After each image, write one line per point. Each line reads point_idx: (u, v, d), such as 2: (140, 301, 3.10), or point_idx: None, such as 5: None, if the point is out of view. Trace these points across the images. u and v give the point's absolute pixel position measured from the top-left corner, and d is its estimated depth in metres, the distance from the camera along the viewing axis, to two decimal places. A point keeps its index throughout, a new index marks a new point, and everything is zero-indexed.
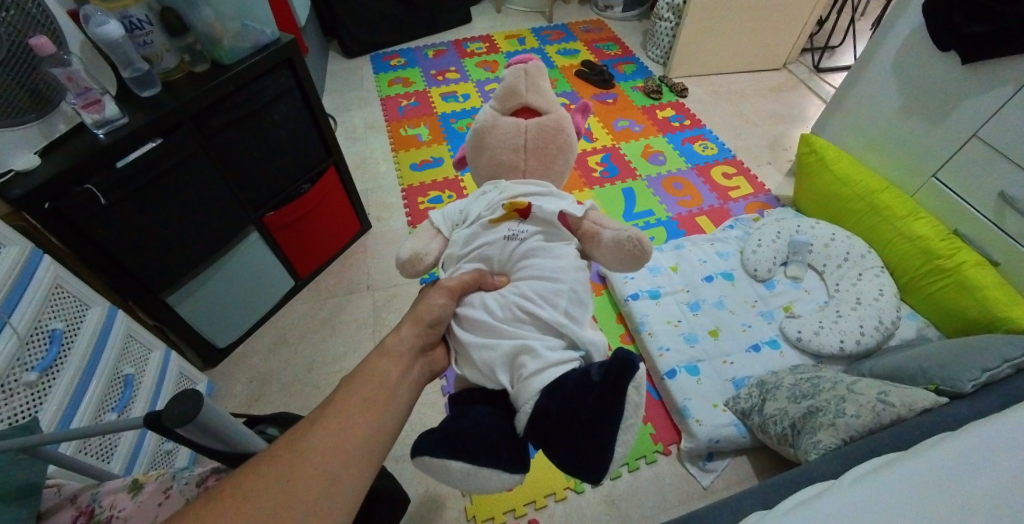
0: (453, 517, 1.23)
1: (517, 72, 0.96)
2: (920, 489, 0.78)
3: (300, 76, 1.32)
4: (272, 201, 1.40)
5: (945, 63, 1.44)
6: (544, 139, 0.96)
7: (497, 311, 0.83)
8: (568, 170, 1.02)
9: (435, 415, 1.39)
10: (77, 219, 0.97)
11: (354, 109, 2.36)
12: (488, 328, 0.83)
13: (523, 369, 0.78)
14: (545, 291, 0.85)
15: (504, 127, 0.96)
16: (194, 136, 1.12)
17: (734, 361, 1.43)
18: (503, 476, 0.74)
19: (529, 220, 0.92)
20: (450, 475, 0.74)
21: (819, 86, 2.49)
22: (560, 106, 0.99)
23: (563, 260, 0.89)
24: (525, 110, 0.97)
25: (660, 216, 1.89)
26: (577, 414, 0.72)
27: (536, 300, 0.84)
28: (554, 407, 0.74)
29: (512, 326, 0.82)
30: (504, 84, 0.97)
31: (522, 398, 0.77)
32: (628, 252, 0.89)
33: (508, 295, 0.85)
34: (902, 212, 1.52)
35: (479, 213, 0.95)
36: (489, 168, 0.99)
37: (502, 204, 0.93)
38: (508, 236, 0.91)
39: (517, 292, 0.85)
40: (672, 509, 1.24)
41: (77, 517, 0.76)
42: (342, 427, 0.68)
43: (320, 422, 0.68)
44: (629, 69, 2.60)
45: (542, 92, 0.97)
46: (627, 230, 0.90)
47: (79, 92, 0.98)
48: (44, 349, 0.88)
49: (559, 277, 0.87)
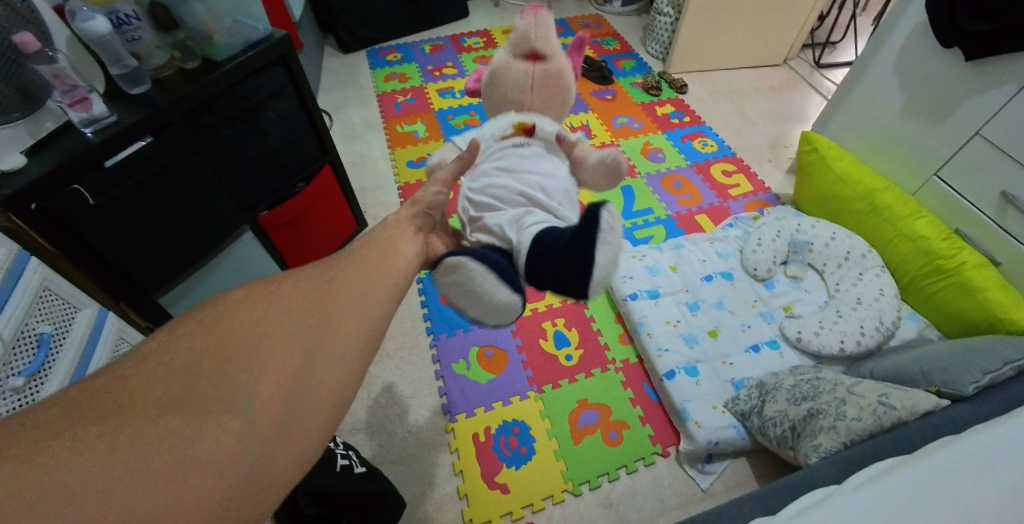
0: (450, 519, 1.22)
1: (528, 22, 1.03)
2: (925, 499, 0.77)
3: (293, 73, 1.30)
4: (267, 201, 1.38)
5: (948, 59, 1.42)
6: (548, 81, 1.02)
7: (502, 193, 0.92)
8: (566, 111, 1.10)
9: (433, 416, 1.38)
10: (66, 221, 0.95)
11: (350, 105, 2.33)
12: (495, 205, 0.93)
13: (521, 226, 0.87)
14: (541, 181, 0.94)
15: (515, 69, 1.02)
16: (185, 136, 1.10)
17: (734, 362, 1.42)
18: (503, 299, 0.79)
19: (534, 138, 1.00)
20: (457, 297, 0.80)
21: (820, 83, 2.47)
22: (563, 56, 1.06)
23: (558, 168, 0.99)
24: (533, 55, 1.04)
25: (659, 214, 1.87)
26: (558, 250, 0.79)
27: (534, 187, 0.93)
28: (542, 247, 0.81)
29: (514, 204, 0.92)
30: (517, 32, 1.04)
31: (519, 245, 0.85)
32: (610, 171, 0.98)
33: (511, 181, 0.93)
34: (903, 211, 1.51)
35: (492, 132, 1.01)
36: (498, 101, 1.06)
37: (512, 124, 1.01)
38: (515, 147, 0.99)
39: (519, 180, 0.93)
40: (671, 511, 1.23)
41: None
42: (314, 325, 0.59)
43: (261, 319, 0.56)
44: (628, 64, 2.57)
45: (550, 41, 1.04)
46: (606, 152, 0.97)
47: (66, 90, 0.96)
48: (31, 353, 0.86)
49: (554, 176, 0.96)
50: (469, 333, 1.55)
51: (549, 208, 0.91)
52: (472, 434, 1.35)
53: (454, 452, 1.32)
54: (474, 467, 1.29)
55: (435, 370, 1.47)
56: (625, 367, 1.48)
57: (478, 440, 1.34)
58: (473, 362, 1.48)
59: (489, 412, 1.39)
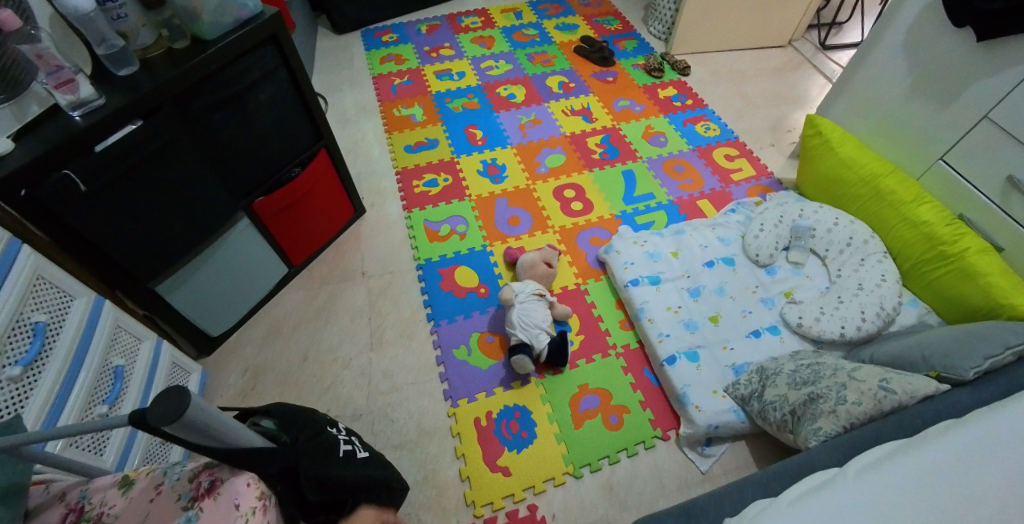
0: (451, 504, 1.22)
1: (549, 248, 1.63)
2: (921, 484, 0.78)
3: (286, 54, 1.26)
4: (261, 187, 1.36)
5: (958, 40, 1.39)
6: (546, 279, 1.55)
7: (530, 319, 1.40)
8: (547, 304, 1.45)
9: (434, 403, 1.38)
10: (54, 208, 0.93)
11: (344, 88, 2.29)
12: (526, 322, 1.40)
13: (541, 337, 1.39)
14: (546, 318, 1.43)
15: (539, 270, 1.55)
16: (175, 120, 1.08)
17: (734, 348, 1.42)
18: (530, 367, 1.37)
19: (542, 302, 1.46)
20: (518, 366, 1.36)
21: (824, 65, 2.43)
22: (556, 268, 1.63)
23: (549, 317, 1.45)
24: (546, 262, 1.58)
25: (660, 199, 1.85)
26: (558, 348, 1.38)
27: (543, 320, 1.42)
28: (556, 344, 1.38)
29: (535, 329, 1.40)
30: (543, 251, 1.58)
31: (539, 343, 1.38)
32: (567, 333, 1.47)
33: (533, 313, 1.42)
34: (906, 197, 1.50)
35: (529, 293, 1.46)
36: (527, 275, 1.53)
37: (538, 293, 1.46)
38: (535, 301, 1.45)
39: (538, 314, 1.42)
40: (670, 494, 1.25)
41: (66, 515, 0.76)
42: None
43: None
44: (630, 45, 2.52)
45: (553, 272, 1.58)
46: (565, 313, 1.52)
47: (50, 71, 0.92)
48: (27, 343, 0.86)
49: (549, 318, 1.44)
50: (469, 320, 1.54)
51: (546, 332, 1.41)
52: (473, 420, 1.35)
53: (456, 436, 1.33)
54: (476, 451, 1.30)
55: (436, 357, 1.47)
56: (626, 352, 1.48)
57: (480, 424, 1.34)
58: (474, 348, 1.48)
59: (490, 397, 1.39)
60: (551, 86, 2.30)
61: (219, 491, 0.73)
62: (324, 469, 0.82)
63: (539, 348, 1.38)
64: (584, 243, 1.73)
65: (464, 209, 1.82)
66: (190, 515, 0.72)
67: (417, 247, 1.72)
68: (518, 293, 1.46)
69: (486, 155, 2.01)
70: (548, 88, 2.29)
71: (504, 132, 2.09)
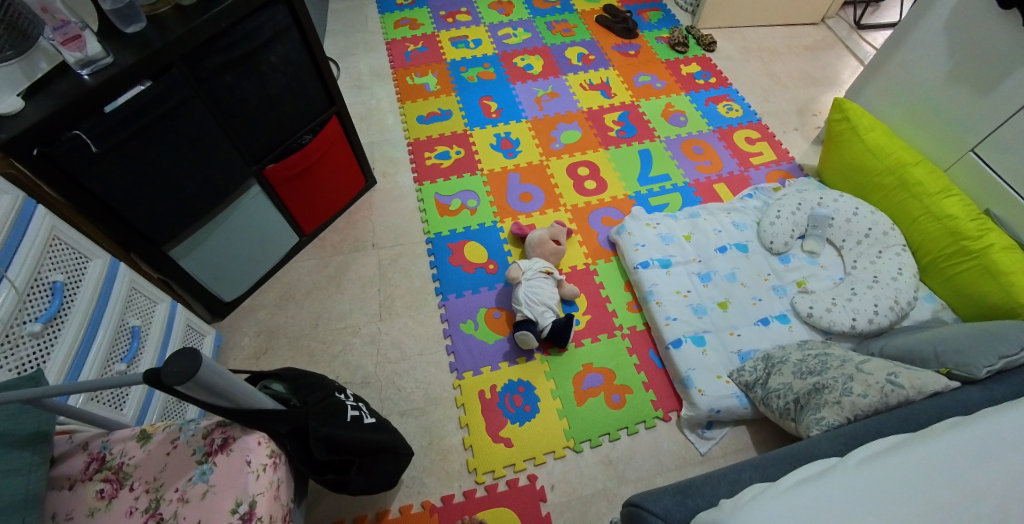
0: (454, 469, 1.26)
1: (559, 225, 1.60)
2: (919, 479, 0.78)
3: (298, 14, 1.23)
4: (272, 153, 1.35)
5: (1004, 22, 1.31)
6: (555, 256, 1.54)
7: (536, 296, 1.41)
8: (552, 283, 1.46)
9: (440, 374, 1.40)
10: (68, 166, 0.94)
11: (358, 53, 2.24)
12: (532, 301, 1.41)
13: (546, 315, 1.41)
14: (551, 296, 1.43)
15: (547, 248, 1.53)
16: (185, 80, 1.07)
17: (741, 333, 1.42)
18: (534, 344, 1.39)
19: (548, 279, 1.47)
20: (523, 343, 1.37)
21: (858, 46, 2.33)
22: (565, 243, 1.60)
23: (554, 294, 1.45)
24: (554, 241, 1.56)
25: (676, 181, 1.82)
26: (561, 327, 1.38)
27: (549, 298, 1.42)
28: (558, 323, 1.39)
29: (541, 307, 1.40)
30: (553, 230, 1.56)
31: (545, 321, 1.40)
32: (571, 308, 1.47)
33: (537, 291, 1.42)
34: (933, 189, 1.45)
35: (536, 271, 1.46)
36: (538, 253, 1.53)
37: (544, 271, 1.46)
38: (543, 278, 1.45)
39: (544, 292, 1.42)
40: (668, 472, 1.27)
41: (89, 463, 0.79)
42: None
43: None
44: (655, 17, 2.43)
45: (561, 250, 1.56)
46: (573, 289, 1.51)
47: (57, 26, 0.91)
48: (46, 301, 0.88)
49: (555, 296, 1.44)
50: (477, 295, 1.55)
51: (551, 310, 1.42)
52: (477, 391, 1.37)
53: (460, 407, 1.35)
54: (479, 421, 1.33)
55: (443, 329, 1.48)
56: (632, 333, 1.48)
57: (484, 397, 1.36)
58: (481, 322, 1.49)
59: (495, 372, 1.41)
60: (570, 58, 2.23)
61: (231, 448, 0.78)
62: (334, 431, 0.86)
63: (543, 326, 1.40)
64: (595, 223, 1.71)
65: (476, 183, 1.80)
66: (204, 469, 0.77)
67: (427, 219, 1.71)
68: (527, 271, 1.46)
69: (500, 128, 1.97)
70: (567, 59, 2.22)
71: (519, 104, 2.05)
